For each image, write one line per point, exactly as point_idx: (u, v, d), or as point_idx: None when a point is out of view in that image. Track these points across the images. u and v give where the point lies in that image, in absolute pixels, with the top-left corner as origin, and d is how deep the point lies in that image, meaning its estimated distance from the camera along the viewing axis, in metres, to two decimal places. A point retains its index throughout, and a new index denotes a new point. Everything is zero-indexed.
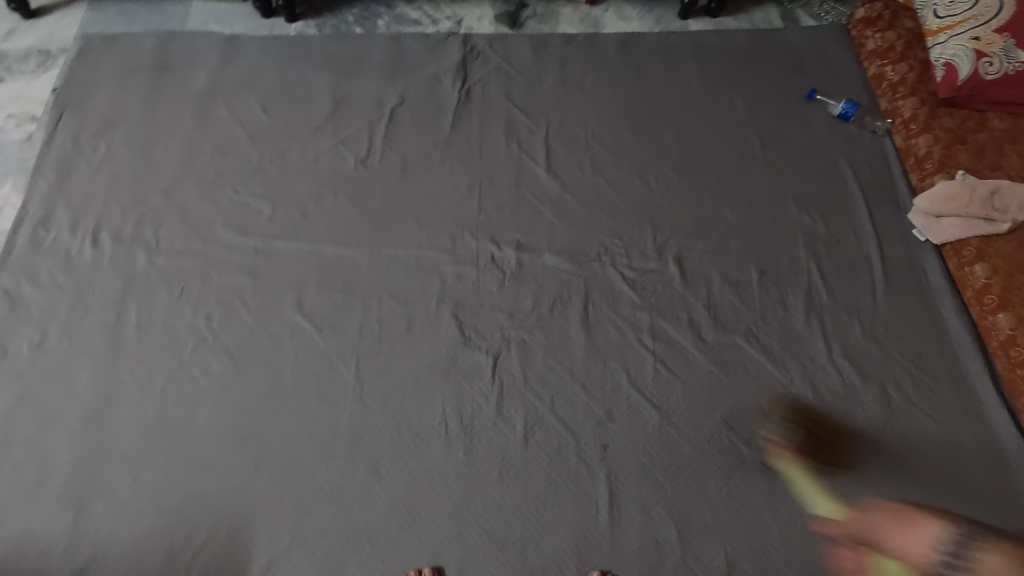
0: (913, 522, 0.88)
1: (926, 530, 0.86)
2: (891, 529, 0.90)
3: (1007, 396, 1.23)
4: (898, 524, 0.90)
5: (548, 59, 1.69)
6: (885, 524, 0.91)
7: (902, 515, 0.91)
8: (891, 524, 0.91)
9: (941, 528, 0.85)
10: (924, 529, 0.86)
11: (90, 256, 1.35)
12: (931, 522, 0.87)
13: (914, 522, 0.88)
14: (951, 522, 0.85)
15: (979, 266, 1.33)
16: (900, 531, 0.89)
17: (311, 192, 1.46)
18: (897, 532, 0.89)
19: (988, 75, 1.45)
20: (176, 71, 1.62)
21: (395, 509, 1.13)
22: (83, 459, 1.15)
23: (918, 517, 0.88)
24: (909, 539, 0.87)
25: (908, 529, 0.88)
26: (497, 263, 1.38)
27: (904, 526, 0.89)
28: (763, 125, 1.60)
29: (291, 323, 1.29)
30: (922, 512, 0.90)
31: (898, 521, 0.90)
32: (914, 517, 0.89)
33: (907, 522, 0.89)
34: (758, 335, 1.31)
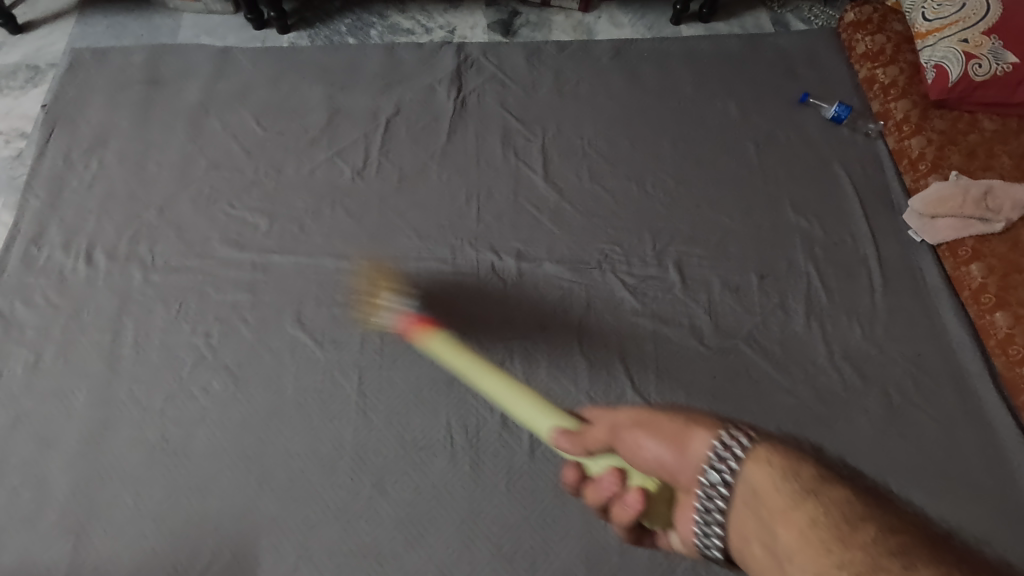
0: (680, 432, 0.69)
1: (696, 443, 0.67)
2: (662, 450, 0.69)
3: (1007, 394, 1.25)
4: (660, 437, 0.70)
5: (543, 67, 1.70)
6: (651, 442, 0.70)
7: (657, 429, 0.70)
8: (657, 441, 0.70)
9: (706, 438, 0.66)
10: (695, 442, 0.67)
11: (85, 275, 1.33)
12: (698, 426, 0.68)
13: (685, 434, 0.68)
14: (716, 427, 0.67)
15: (975, 265, 1.34)
16: (668, 452, 0.68)
17: (308, 205, 1.45)
18: (670, 454, 0.68)
19: (977, 76, 1.46)
20: (168, 86, 1.60)
21: (402, 524, 1.12)
22: (82, 483, 1.13)
23: (695, 419, 0.69)
24: (682, 456, 0.67)
25: (680, 451, 0.68)
26: (497, 273, 1.38)
27: (673, 443, 0.68)
28: (758, 130, 1.61)
29: (292, 339, 1.28)
30: (689, 411, 0.71)
31: (663, 437, 0.69)
32: (675, 427, 0.69)
33: (674, 438, 0.69)
34: (759, 340, 1.31)
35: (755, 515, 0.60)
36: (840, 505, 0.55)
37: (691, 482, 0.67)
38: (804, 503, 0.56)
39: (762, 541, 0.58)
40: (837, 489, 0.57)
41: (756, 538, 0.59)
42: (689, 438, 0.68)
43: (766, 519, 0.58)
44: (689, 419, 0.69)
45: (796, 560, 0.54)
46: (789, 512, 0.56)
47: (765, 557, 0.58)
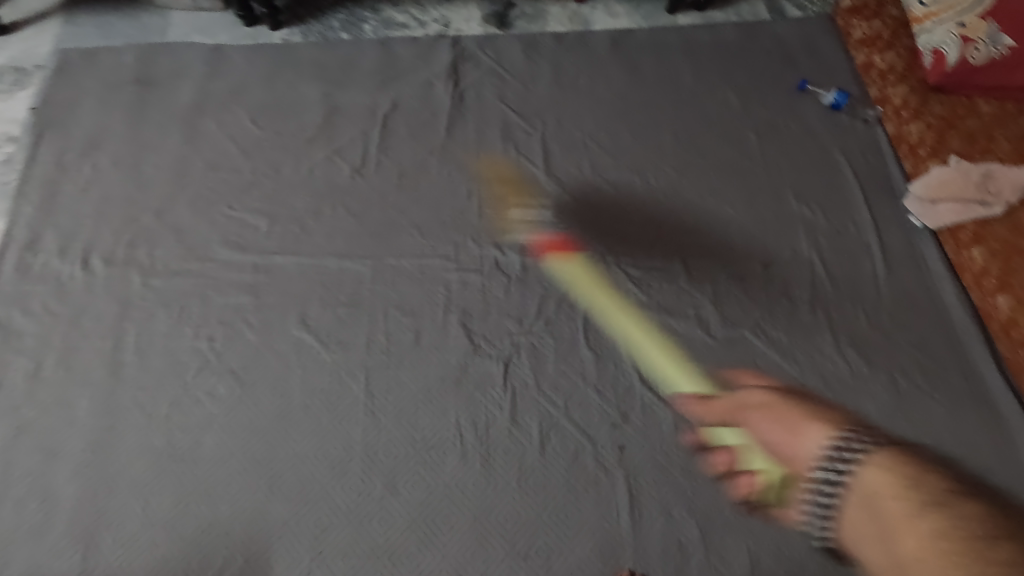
0: (798, 424, 0.62)
1: (811, 439, 0.61)
2: (778, 437, 0.63)
3: (1010, 376, 1.26)
4: (775, 423, 0.64)
5: (541, 60, 1.68)
6: (769, 429, 0.64)
7: (779, 417, 0.64)
8: (772, 425, 0.64)
9: (824, 435, 0.60)
10: (810, 435, 0.61)
11: (83, 281, 1.31)
12: (818, 421, 0.62)
13: (804, 429, 0.62)
14: (839, 429, 0.60)
15: (976, 250, 1.35)
16: (783, 439, 0.63)
17: (309, 204, 1.43)
18: (782, 440, 0.63)
19: (975, 60, 1.46)
20: (160, 86, 1.58)
21: (415, 524, 1.11)
22: (89, 492, 1.12)
23: (815, 414, 0.63)
24: (796, 447, 0.61)
25: (791, 436, 0.62)
26: (501, 268, 1.37)
27: (787, 429, 0.63)
28: (758, 118, 1.60)
29: (297, 340, 1.27)
30: (816, 404, 0.64)
31: (782, 427, 0.63)
32: (795, 415, 0.63)
33: (792, 426, 0.63)
34: (765, 329, 1.31)
35: (874, 525, 0.54)
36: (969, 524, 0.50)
37: (800, 478, 0.60)
38: (930, 518, 0.50)
39: (879, 547, 0.53)
40: (969, 505, 0.51)
41: (870, 546, 0.54)
42: (806, 432, 0.62)
43: (883, 528, 0.53)
44: (812, 410, 0.63)
45: (919, 573, 0.49)
46: (915, 521, 0.51)
47: (881, 565, 0.53)
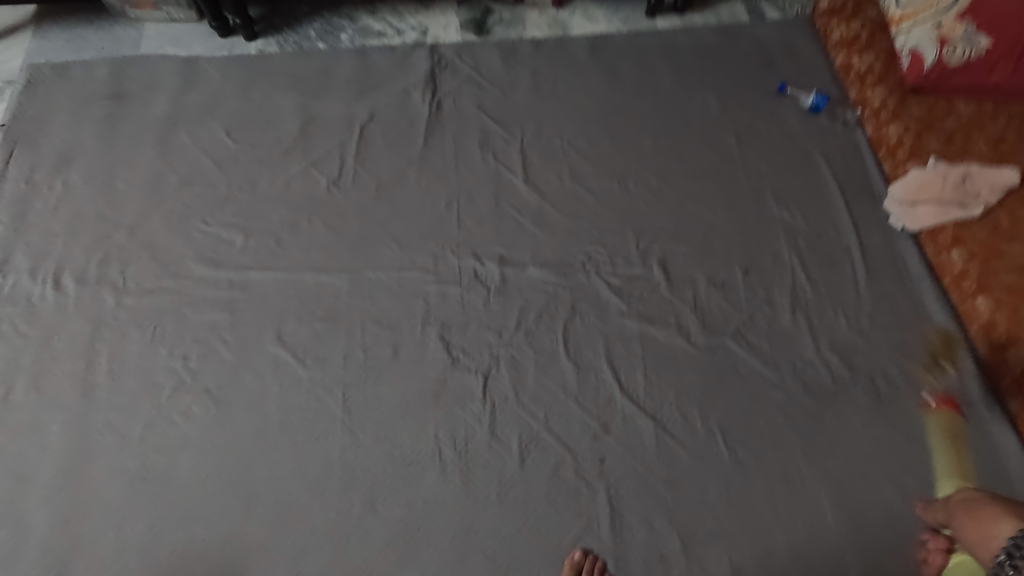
0: (995, 519, 0.96)
1: (999, 528, 0.94)
2: (973, 527, 0.98)
3: (991, 378, 1.25)
4: (975, 520, 0.99)
5: (519, 67, 1.67)
6: (971, 521, 0.99)
7: (983, 513, 0.99)
8: (969, 522, 1.00)
9: (1011, 527, 0.93)
10: (999, 526, 0.94)
11: (54, 302, 1.29)
12: (1011, 520, 0.94)
13: (997, 520, 0.96)
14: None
15: (956, 252, 1.34)
16: (983, 530, 0.97)
17: (284, 218, 1.41)
18: (977, 529, 0.97)
19: (952, 61, 1.46)
20: (133, 99, 1.55)
21: (394, 542, 1.10)
22: (61, 518, 1.10)
23: (1006, 514, 0.96)
24: (988, 532, 0.96)
25: (984, 530, 0.96)
26: (480, 279, 1.36)
27: (985, 524, 0.97)
28: (738, 123, 1.60)
29: (273, 357, 1.25)
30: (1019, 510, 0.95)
31: (985, 520, 0.97)
32: (988, 514, 0.98)
33: (990, 520, 0.97)
34: (746, 335, 1.31)
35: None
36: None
37: (984, 554, 0.95)
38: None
39: None
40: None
41: None
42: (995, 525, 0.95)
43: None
44: (1005, 513, 0.96)
45: None
46: None
47: None
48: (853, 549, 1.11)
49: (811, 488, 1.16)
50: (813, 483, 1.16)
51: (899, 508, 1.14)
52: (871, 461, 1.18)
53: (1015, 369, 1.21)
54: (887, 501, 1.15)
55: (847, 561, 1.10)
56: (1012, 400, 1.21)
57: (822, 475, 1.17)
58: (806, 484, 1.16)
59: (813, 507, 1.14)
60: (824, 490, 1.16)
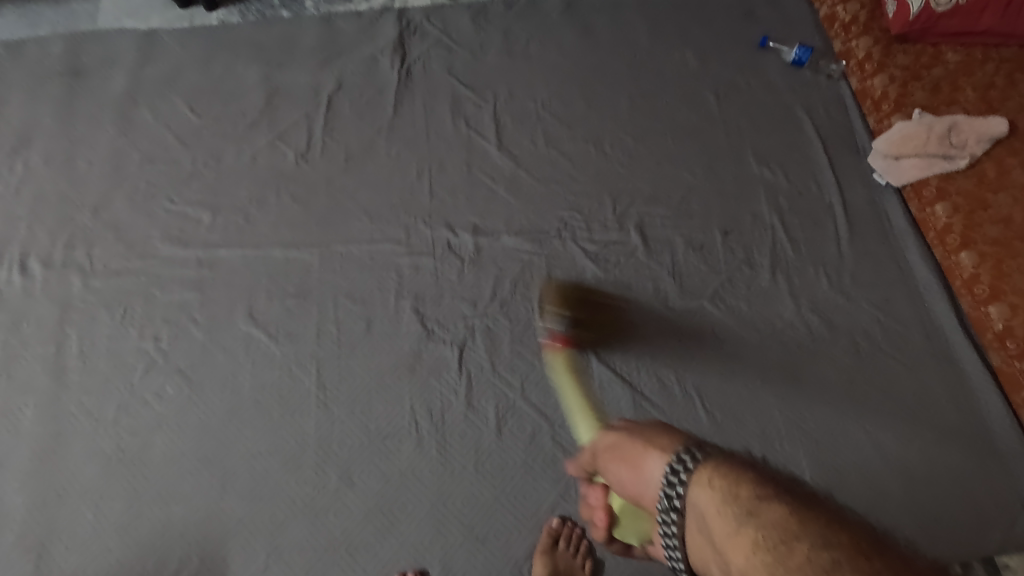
0: (636, 458, 0.81)
1: (654, 462, 0.78)
2: (626, 473, 0.83)
3: (974, 332, 1.24)
4: (631, 468, 0.81)
5: (490, 29, 1.61)
6: (615, 465, 0.85)
7: (623, 454, 0.84)
8: (621, 466, 0.84)
9: (659, 463, 0.77)
10: (647, 466, 0.78)
11: (20, 286, 1.27)
12: (653, 450, 0.79)
13: (643, 454, 0.80)
14: (668, 450, 0.77)
15: (940, 205, 1.31)
16: (631, 474, 0.82)
17: (252, 193, 1.38)
18: (629, 476, 0.82)
19: (939, 7, 1.40)
20: (92, 76, 1.51)
21: (372, 514, 1.10)
22: (38, 500, 1.10)
23: (652, 442, 0.81)
24: (642, 477, 0.79)
25: (637, 472, 0.80)
26: (454, 250, 1.33)
27: (633, 465, 0.81)
28: (717, 79, 1.55)
29: (245, 335, 1.24)
30: (650, 434, 0.83)
31: (627, 456, 0.83)
32: (638, 453, 0.81)
33: (634, 462, 0.82)
34: (725, 298, 1.29)
35: (703, 528, 0.70)
36: (816, 553, 0.60)
37: (652, 502, 0.79)
38: (744, 525, 0.65)
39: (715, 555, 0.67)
40: (775, 511, 0.65)
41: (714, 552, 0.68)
42: (645, 462, 0.80)
43: (721, 544, 0.66)
44: (645, 443, 0.81)
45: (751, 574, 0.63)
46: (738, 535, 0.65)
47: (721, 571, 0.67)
48: None
49: (789, 449, 1.15)
50: (789, 445, 1.16)
51: (878, 467, 1.13)
52: (851, 420, 1.17)
53: (998, 324, 1.19)
54: (865, 461, 1.14)
55: None
56: (994, 354, 1.20)
57: (799, 435, 1.16)
58: (783, 445, 1.16)
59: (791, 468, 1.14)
60: (802, 450, 1.15)
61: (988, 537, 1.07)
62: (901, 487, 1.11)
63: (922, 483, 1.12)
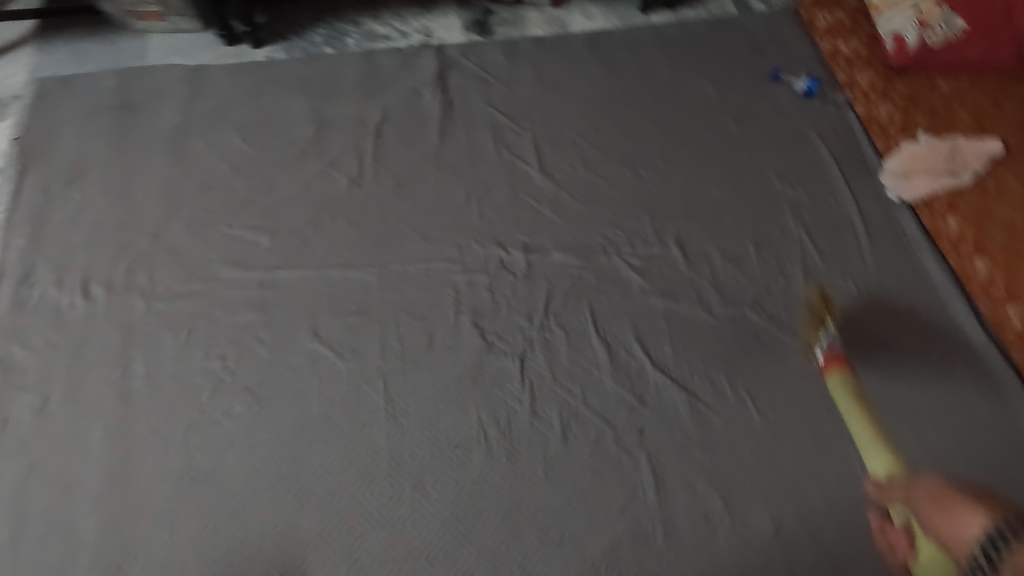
0: (958, 512, 0.82)
1: (972, 520, 0.79)
2: (938, 518, 0.84)
3: (993, 331, 1.33)
4: (945, 515, 0.83)
5: (523, 63, 1.72)
6: (930, 509, 0.86)
7: (943, 502, 0.85)
8: (938, 512, 0.85)
9: (979, 521, 0.78)
10: (969, 520, 0.79)
11: (83, 310, 1.28)
12: (977, 511, 0.80)
13: (964, 511, 0.81)
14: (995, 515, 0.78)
15: (951, 217, 1.43)
16: (946, 524, 0.82)
17: (308, 217, 1.43)
18: (945, 526, 0.82)
19: (933, 43, 1.57)
20: (143, 109, 1.56)
21: (448, 523, 1.12)
22: (111, 522, 1.09)
23: (979, 504, 0.81)
24: (955, 529, 0.81)
25: (954, 522, 0.81)
26: (507, 266, 1.39)
27: (951, 516, 0.82)
28: (736, 108, 1.67)
29: (311, 352, 1.27)
30: (976, 499, 0.83)
31: (944, 506, 0.84)
32: (959, 506, 0.83)
33: (952, 513, 0.82)
34: (765, 306, 1.37)
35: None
36: None
37: (959, 554, 0.79)
38: None
39: None
40: None
41: None
42: (962, 519, 0.80)
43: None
44: (969, 502, 0.82)
45: None
46: None
47: None
48: None
49: (840, 446, 1.21)
50: (840, 440, 1.22)
51: (920, 460, 1.21)
52: (891, 416, 1.25)
53: (1017, 322, 1.29)
54: (910, 455, 1.22)
55: None
56: (1014, 350, 1.29)
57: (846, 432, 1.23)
58: (834, 441, 1.22)
59: (841, 462, 1.20)
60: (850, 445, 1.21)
61: None
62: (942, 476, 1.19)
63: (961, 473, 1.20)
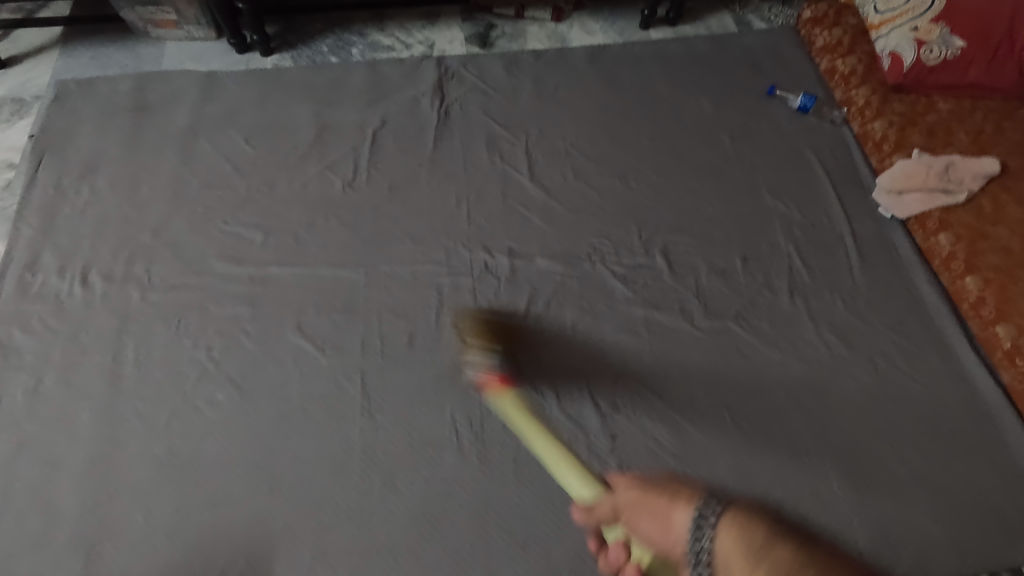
0: (664, 511, 0.68)
1: (679, 515, 0.66)
2: (653, 527, 0.69)
3: (984, 352, 1.32)
4: (653, 519, 0.69)
5: (522, 76, 1.76)
6: (644, 516, 0.71)
7: (653, 504, 0.70)
8: (647, 520, 0.70)
9: (685, 511, 0.65)
10: (676, 518, 0.66)
11: (82, 298, 1.34)
12: (680, 500, 0.68)
13: (670, 507, 0.68)
14: (698, 501, 0.65)
15: (943, 235, 1.42)
16: (656, 527, 0.69)
17: (303, 217, 1.48)
18: (656, 530, 0.68)
19: (930, 61, 1.56)
20: (156, 111, 1.63)
21: (416, 520, 1.13)
22: (91, 501, 1.13)
23: (676, 493, 0.69)
24: (668, 530, 0.67)
25: (664, 525, 0.68)
26: (491, 271, 1.41)
27: (658, 518, 0.69)
28: (732, 123, 1.68)
29: (295, 346, 1.30)
30: (678, 486, 0.71)
31: (657, 512, 0.69)
32: (665, 502, 0.69)
33: (659, 513, 0.69)
34: (748, 318, 1.37)
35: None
36: None
37: (679, 557, 0.65)
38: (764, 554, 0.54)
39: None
40: (788, 546, 0.54)
41: None
42: (670, 513, 0.68)
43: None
44: (672, 493, 0.69)
45: None
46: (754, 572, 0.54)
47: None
48: (859, 520, 1.15)
49: (817, 463, 1.20)
50: (817, 457, 1.21)
51: (902, 478, 1.19)
52: (873, 434, 1.23)
53: (1006, 342, 1.27)
54: (893, 474, 1.19)
55: (852, 530, 1.14)
56: (1004, 372, 1.27)
57: (827, 449, 1.22)
58: (813, 457, 1.21)
59: (819, 479, 1.19)
60: (829, 462, 1.20)
61: (1013, 546, 1.12)
62: (926, 497, 1.17)
63: (946, 494, 1.17)
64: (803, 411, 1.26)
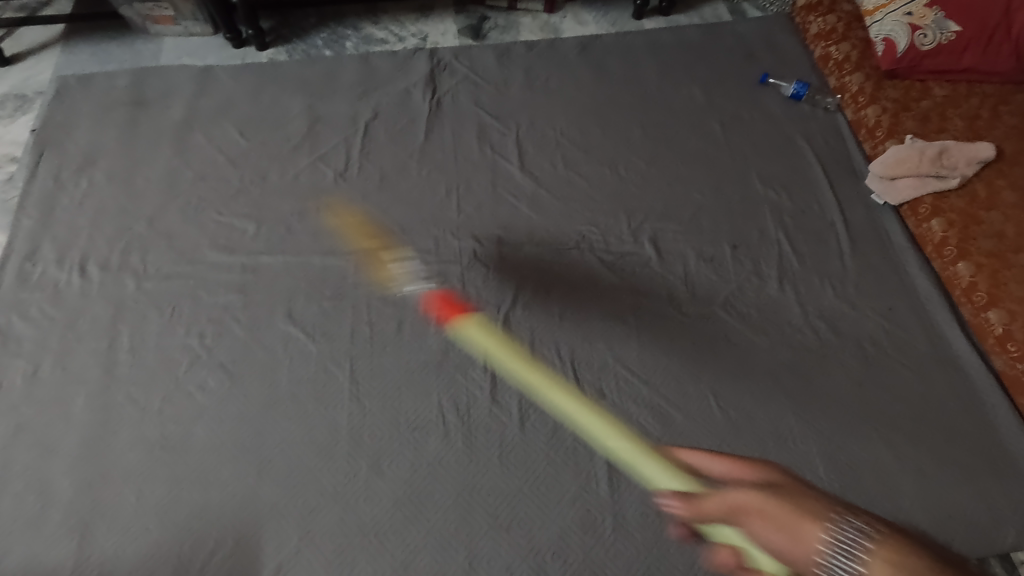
0: (794, 523, 0.57)
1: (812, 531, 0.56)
2: (781, 541, 0.57)
3: (976, 338, 1.30)
4: (780, 532, 0.57)
5: (513, 67, 1.76)
6: (764, 527, 0.58)
7: (777, 514, 0.58)
8: (773, 532, 0.58)
9: (828, 531, 0.55)
10: (811, 536, 0.56)
11: (79, 287, 1.37)
12: (812, 515, 0.56)
13: (801, 520, 0.57)
14: (832, 515, 0.56)
15: (935, 221, 1.40)
16: (786, 543, 0.57)
17: (294, 207, 1.50)
18: (788, 546, 0.57)
19: (924, 46, 1.53)
20: (153, 105, 1.66)
21: (400, 502, 1.15)
22: (85, 482, 1.16)
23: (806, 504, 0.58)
24: (800, 545, 0.56)
25: (798, 541, 0.56)
26: (480, 259, 1.42)
27: (790, 535, 0.57)
28: (723, 112, 1.68)
29: (285, 333, 1.32)
30: (804, 494, 0.59)
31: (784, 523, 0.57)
32: (794, 515, 0.57)
33: (792, 526, 0.57)
34: (736, 304, 1.36)
35: None
36: None
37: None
38: None
39: None
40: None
41: None
42: (803, 527, 0.56)
43: None
44: (800, 505, 0.57)
45: None
46: None
47: None
48: None
49: (802, 448, 1.20)
50: (802, 442, 1.20)
51: (888, 463, 1.18)
52: (860, 419, 1.22)
53: (997, 328, 1.25)
54: (879, 459, 1.18)
55: None
56: (997, 358, 1.26)
57: (812, 434, 1.21)
58: (797, 442, 1.20)
59: (804, 463, 1.18)
60: (814, 447, 1.20)
61: (999, 531, 1.11)
62: (913, 481, 1.16)
63: (932, 478, 1.16)
64: (790, 395, 1.25)
